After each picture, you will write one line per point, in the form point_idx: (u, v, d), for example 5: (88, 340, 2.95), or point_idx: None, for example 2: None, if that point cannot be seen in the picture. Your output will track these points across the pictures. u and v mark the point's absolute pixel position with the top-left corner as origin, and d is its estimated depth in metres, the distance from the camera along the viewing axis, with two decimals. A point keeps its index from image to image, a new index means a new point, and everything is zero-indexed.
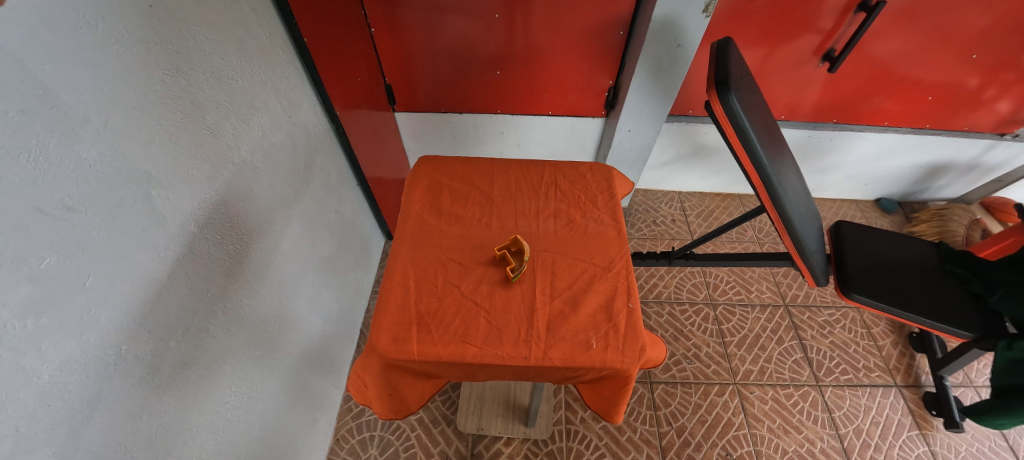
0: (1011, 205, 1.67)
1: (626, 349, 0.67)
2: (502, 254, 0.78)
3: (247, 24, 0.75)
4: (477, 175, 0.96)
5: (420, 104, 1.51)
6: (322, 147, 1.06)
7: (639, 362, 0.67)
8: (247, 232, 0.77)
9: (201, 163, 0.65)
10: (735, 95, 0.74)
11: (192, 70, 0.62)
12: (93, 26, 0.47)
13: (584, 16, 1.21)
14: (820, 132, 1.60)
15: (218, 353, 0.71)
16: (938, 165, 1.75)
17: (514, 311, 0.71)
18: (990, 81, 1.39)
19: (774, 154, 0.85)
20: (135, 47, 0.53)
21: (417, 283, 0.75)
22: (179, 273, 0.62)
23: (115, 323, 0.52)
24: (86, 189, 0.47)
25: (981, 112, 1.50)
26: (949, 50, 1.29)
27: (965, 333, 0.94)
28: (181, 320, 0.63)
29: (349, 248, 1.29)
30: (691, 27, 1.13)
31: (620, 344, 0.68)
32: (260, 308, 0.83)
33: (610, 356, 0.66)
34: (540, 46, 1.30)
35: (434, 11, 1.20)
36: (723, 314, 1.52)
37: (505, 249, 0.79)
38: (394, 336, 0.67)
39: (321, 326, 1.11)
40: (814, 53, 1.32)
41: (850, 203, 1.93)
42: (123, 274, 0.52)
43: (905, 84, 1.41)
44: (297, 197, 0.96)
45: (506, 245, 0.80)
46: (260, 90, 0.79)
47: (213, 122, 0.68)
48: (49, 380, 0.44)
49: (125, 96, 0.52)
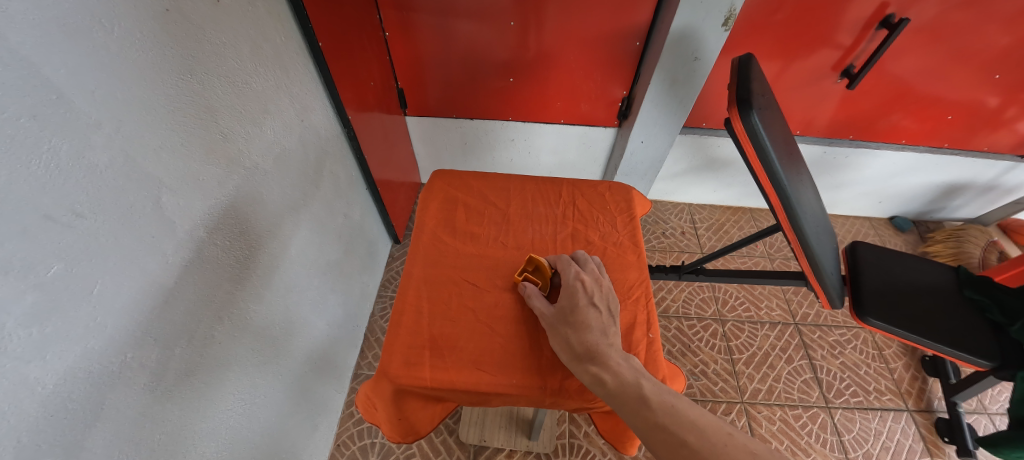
0: None
1: None
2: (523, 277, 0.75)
3: (263, 27, 0.74)
4: (493, 191, 0.95)
5: (432, 109, 1.51)
6: (332, 151, 1.05)
7: None
8: (256, 238, 0.76)
9: (211, 168, 0.64)
10: (757, 113, 0.72)
11: (207, 74, 0.62)
12: (109, 30, 0.46)
13: (601, 24, 1.19)
14: (836, 149, 1.57)
15: (222, 359, 0.70)
16: (955, 184, 1.71)
17: (529, 337, 0.70)
18: (1011, 101, 1.36)
19: (794, 175, 0.83)
20: (150, 50, 0.52)
21: (430, 304, 0.74)
22: (187, 279, 0.61)
23: (122, 331, 0.51)
24: (95, 195, 0.47)
25: (1001, 132, 1.47)
26: (972, 69, 1.27)
27: (983, 362, 0.91)
28: (187, 327, 0.62)
29: (357, 251, 1.28)
30: (709, 40, 1.11)
31: None
32: (266, 313, 0.82)
33: None
34: (554, 54, 1.29)
35: (449, 15, 1.19)
36: (731, 330, 1.50)
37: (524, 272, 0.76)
38: (405, 361, 0.66)
39: (325, 331, 1.10)
40: (833, 69, 1.30)
41: (864, 221, 1.90)
42: (130, 281, 0.52)
43: (924, 102, 1.39)
44: (306, 201, 0.95)
45: (523, 268, 0.77)
46: (273, 94, 0.79)
47: (226, 126, 0.67)
48: (52, 390, 0.44)
49: (140, 100, 0.51)
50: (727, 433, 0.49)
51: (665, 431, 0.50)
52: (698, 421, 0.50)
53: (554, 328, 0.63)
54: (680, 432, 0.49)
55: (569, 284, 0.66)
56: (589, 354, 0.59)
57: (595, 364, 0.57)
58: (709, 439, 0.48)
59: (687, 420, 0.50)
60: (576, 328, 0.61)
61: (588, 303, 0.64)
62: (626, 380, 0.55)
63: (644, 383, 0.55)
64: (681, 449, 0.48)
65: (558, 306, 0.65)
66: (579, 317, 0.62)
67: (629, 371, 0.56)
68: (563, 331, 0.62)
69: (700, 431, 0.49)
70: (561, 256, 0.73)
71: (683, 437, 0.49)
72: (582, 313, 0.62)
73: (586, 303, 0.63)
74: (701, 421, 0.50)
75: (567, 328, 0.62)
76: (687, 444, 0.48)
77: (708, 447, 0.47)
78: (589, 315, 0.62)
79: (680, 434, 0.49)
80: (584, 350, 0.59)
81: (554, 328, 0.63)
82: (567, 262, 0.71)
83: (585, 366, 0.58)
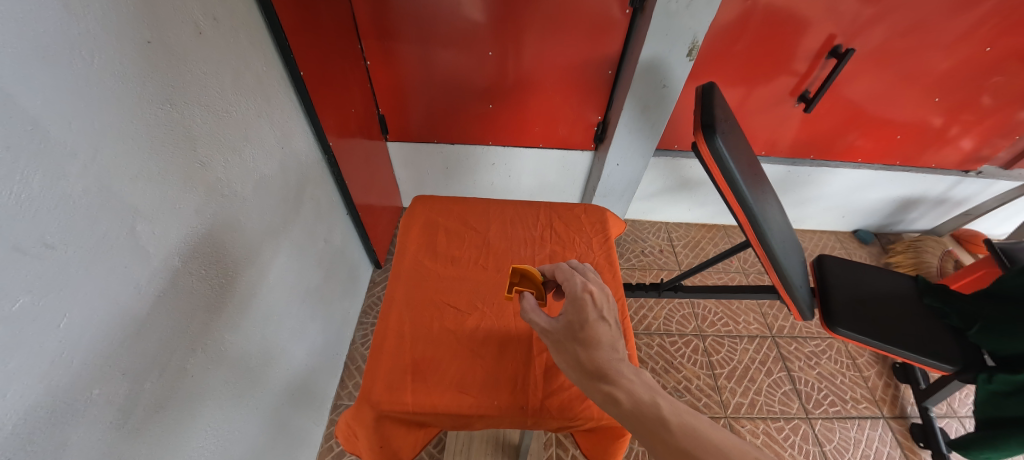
0: (980, 237, 1.75)
1: None
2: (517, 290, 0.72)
3: (245, 57, 0.75)
4: (474, 215, 0.96)
5: (413, 134, 1.53)
6: (313, 176, 1.05)
7: None
8: (233, 265, 0.75)
9: (188, 196, 0.63)
10: (721, 138, 0.77)
11: (187, 103, 0.62)
12: (89, 61, 0.47)
13: (575, 53, 1.26)
14: (799, 167, 1.66)
15: (196, 393, 0.67)
16: (910, 198, 1.82)
17: (511, 358, 0.71)
18: (952, 121, 1.48)
19: (758, 193, 0.88)
20: (131, 80, 0.53)
21: (412, 328, 0.74)
22: (160, 309, 0.60)
23: (89, 365, 0.49)
24: (68, 225, 0.46)
25: (947, 149, 1.59)
26: (914, 92, 1.38)
27: (948, 367, 0.96)
28: (159, 360, 0.60)
29: (337, 277, 1.27)
30: (675, 69, 1.19)
31: None
32: (242, 343, 0.80)
33: None
34: (531, 81, 1.34)
35: (429, 46, 1.24)
36: (712, 345, 1.52)
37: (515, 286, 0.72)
38: (389, 385, 0.66)
39: (305, 360, 1.07)
40: (791, 94, 1.39)
41: (830, 234, 1.99)
42: (99, 313, 0.50)
43: (875, 123, 1.50)
44: (286, 227, 0.94)
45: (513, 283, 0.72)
46: (254, 122, 0.79)
47: (205, 155, 0.67)
48: (12, 430, 0.42)
49: (117, 129, 0.51)
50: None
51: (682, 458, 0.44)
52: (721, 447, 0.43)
53: (561, 345, 0.59)
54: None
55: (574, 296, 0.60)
56: (599, 375, 0.54)
57: (606, 382, 0.53)
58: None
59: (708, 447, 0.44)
60: (584, 345, 0.57)
61: (598, 316, 0.58)
62: (642, 399, 0.51)
63: (661, 402, 0.50)
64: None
65: (564, 320, 0.59)
66: (587, 333, 0.57)
67: (643, 389, 0.52)
68: (571, 347, 0.58)
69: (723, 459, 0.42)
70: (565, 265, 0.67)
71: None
72: (591, 328, 0.57)
73: (594, 316, 0.58)
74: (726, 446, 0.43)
75: (575, 344, 0.58)
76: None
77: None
78: (598, 331, 0.57)
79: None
80: (594, 368, 0.55)
81: (561, 344, 0.59)
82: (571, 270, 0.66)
83: (595, 385, 0.54)
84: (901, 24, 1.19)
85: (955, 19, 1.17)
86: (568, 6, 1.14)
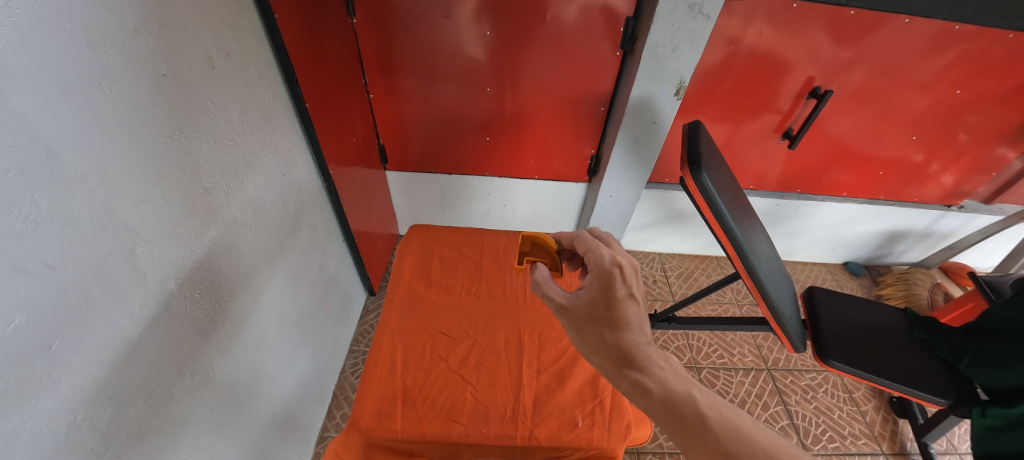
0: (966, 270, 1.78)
1: (612, 427, 0.68)
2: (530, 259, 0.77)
3: (253, 90, 0.79)
4: (468, 243, 0.98)
5: (412, 164, 1.57)
6: (312, 203, 1.07)
7: (624, 440, 0.67)
8: (227, 290, 0.76)
9: (188, 221, 0.65)
10: (707, 173, 0.80)
11: (195, 132, 0.65)
12: (106, 92, 0.50)
13: (569, 90, 1.32)
14: (787, 201, 1.71)
15: (180, 421, 0.66)
16: (897, 232, 1.86)
17: (502, 386, 0.72)
18: (932, 157, 1.54)
19: (745, 225, 0.90)
20: (144, 110, 0.55)
21: (404, 355, 0.75)
22: (152, 333, 0.60)
23: (75, 389, 0.49)
24: (70, 248, 0.47)
25: (929, 184, 1.65)
26: (893, 130, 1.45)
27: (941, 400, 0.95)
28: (146, 385, 0.59)
29: (331, 303, 1.26)
30: (665, 107, 1.25)
31: (606, 422, 0.68)
32: (231, 370, 0.79)
33: (595, 435, 0.67)
34: (527, 115, 1.40)
35: (430, 81, 1.30)
36: (707, 378, 1.50)
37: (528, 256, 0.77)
38: (378, 411, 0.66)
39: (293, 388, 1.04)
40: (775, 131, 1.46)
41: (821, 266, 2.01)
42: (91, 335, 0.50)
43: (858, 158, 1.56)
44: (282, 252, 0.95)
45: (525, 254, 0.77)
46: (258, 150, 0.82)
47: (208, 181, 0.69)
48: None
49: (126, 156, 0.53)
50: (785, 446, 0.46)
51: (711, 441, 0.48)
52: (751, 432, 0.48)
53: (585, 321, 0.61)
54: (730, 443, 0.47)
55: (602, 272, 0.61)
56: (625, 358, 0.58)
57: (636, 370, 0.57)
58: (763, 450, 0.46)
59: (739, 432, 0.48)
60: (612, 325, 0.60)
61: (626, 293, 0.61)
62: (673, 388, 0.55)
63: (693, 391, 0.54)
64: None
65: (591, 297, 0.61)
66: (615, 313, 0.60)
67: (674, 378, 0.56)
68: (598, 327, 0.60)
69: (754, 442, 0.47)
70: (587, 237, 0.69)
71: (733, 448, 0.47)
72: (621, 306, 0.60)
73: (622, 293, 0.60)
74: (755, 432, 0.48)
75: (602, 324, 0.60)
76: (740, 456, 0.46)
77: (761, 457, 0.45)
78: (625, 309, 0.60)
79: (729, 445, 0.47)
80: (623, 355, 0.58)
81: (587, 323, 0.61)
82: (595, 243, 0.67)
83: (625, 372, 0.57)
84: (876, 67, 1.26)
85: (925, 64, 1.25)
86: (562, 47, 1.21)
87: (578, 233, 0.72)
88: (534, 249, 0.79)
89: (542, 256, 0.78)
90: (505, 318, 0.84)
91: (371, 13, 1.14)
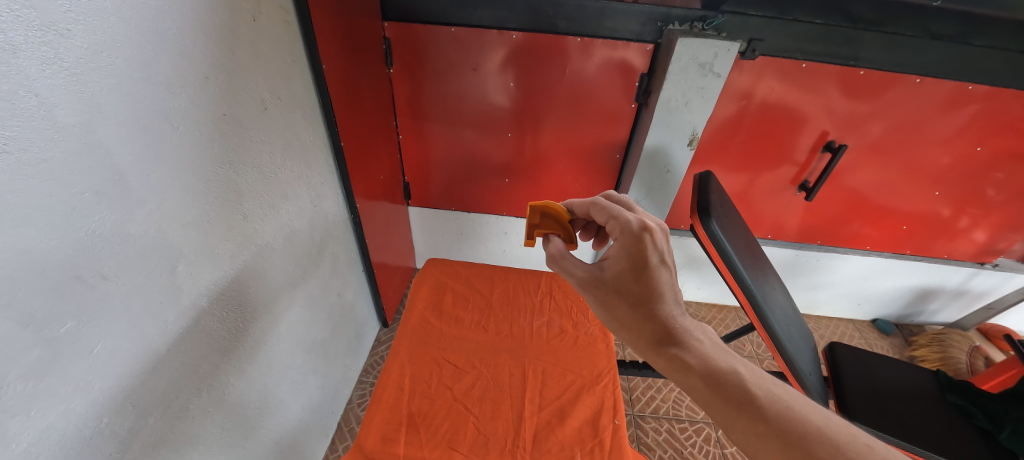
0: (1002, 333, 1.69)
1: None
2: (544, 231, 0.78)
3: (297, 129, 0.88)
4: (480, 278, 1.00)
5: (433, 201, 1.64)
6: (336, 234, 1.13)
7: None
8: (251, 311, 0.80)
9: (226, 243, 0.71)
10: (717, 221, 0.83)
11: (242, 164, 0.72)
12: (175, 128, 0.57)
13: (586, 138, 1.39)
14: (807, 252, 1.67)
15: (190, 438, 0.68)
16: (927, 289, 1.78)
17: (503, 419, 0.73)
18: (960, 213, 1.51)
19: (757, 274, 0.90)
20: (202, 143, 0.63)
21: (412, 382, 0.76)
22: (179, 348, 0.63)
23: (105, 394, 0.53)
24: (124, 262, 0.52)
25: (960, 240, 1.60)
26: (914, 185, 1.44)
27: None
28: (166, 397, 0.62)
29: (343, 333, 1.28)
30: (678, 156, 1.31)
31: None
32: (244, 391, 0.81)
33: None
34: (545, 159, 1.46)
35: (456, 126, 1.40)
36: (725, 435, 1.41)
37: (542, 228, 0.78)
38: (383, 435, 0.68)
39: (299, 415, 1.04)
40: (791, 183, 1.47)
41: (847, 322, 1.92)
42: (127, 344, 0.54)
43: (880, 212, 1.54)
44: (304, 278, 1.00)
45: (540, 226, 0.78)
46: (294, 182, 0.90)
47: (248, 208, 0.75)
48: (24, 448, 0.45)
49: (182, 183, 0.60)
50: (839, 423, 0.45)
51: (762, 419, 0.46)
52: (802, 410, 0.46)
53: (615, 294, 0.61)
54: (781, 421, 0.45)
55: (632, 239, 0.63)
56: (661, 333, 0.57)
57: (674, 346, 0.55)
58: (818, 428, 0.44)
59: (789, 410, 0.46)
60: (645, 298, 0.59)
61: (658, 261, 0.61)
62: (715, 363, 0.52)
63: (738, 367, 0.52)
64: (785, 440, 0.44)
65: (621, 268, 0.62)
66: (648, 284, 0.60)
67: (715, 354, 0.54)
68: (630, 299, 0.60)
69: (807, 422, 0.45)
70: (608, 203, 0.69)
71: (786, 427, 0.45)
72: (653, 275, 0.60)
73: (654, 260, 0.61)
74: (806, 410, 0.46)
75: (633, 295, 0.60)
76: (794, 435, 0.44)
77: (817, 437, 0.43)
78: (657, 279, 0.60)
79: (781, 423, 0.45)
80: (660, 331, 0.57)
81: (618, 296, 0.61)
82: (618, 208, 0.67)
83: (662, 349, 0.56)
84: (891, 124, 1.29)
85: (941, 121, 1.26)
86: (580, 98, 1.29)
87: (595, 199, 0.72)
88: (543, 220, 0.78)
89: (553, 226, 0.78)
90: (511, 352, 0.85)
91: (406, 65, 1.26)
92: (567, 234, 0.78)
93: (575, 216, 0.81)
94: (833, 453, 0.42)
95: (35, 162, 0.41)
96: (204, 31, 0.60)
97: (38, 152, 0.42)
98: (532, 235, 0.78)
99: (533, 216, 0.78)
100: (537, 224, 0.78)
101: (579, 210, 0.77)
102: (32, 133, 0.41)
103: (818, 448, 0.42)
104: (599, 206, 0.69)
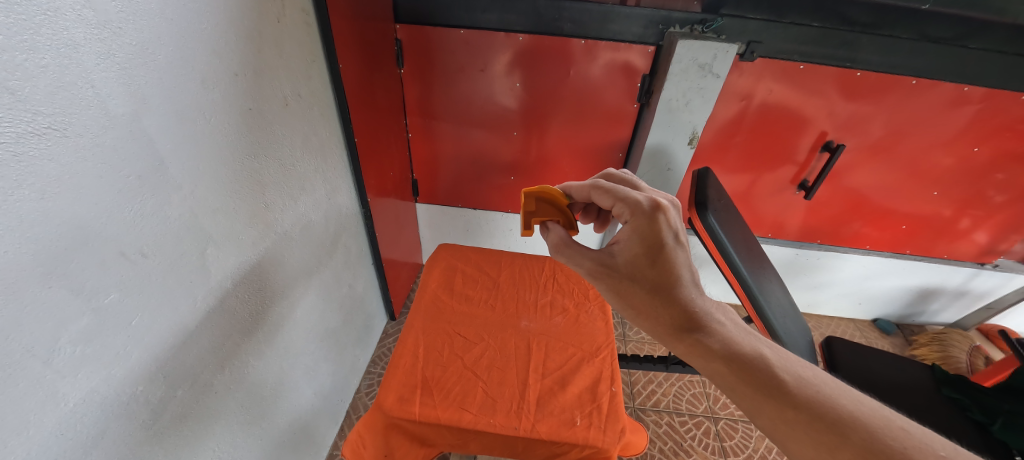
0: (996, 329, 1.72)
1: (608, 429, 0.71)
2: (542, 221, 0.81)
3: (315, 125, 0.93)
4: (488, 263, 1.04)
5: (440, 198, 1.69)
6: (349, 227, 1.18)
7: (619, 443, 0.70)
8: (271, 295, 0.85)
9: (250, 230, 0.75)
10: (713, 214, 0.88)
11: (266, 156, 0.77)
12: (208, 120, 0.62)
13: (590, 138, 1.43)
14: (807, 251, 1.69)
15: (214, 411, 0.72)
16: (928, 289, 1.79)
17: (509, 385, 0.77)
18: (961, 214, 1.53)
19: (754, 265, 0.94)
20: (232, 135, 0.68)
21: (426, 352, 0.81)
22: (206, 325, 0.68)
23: (142, 364, 0.57)
24: (160, 242, 0.57)
25: (961, 241, 1.61)
26: (914, 185, 1.46)
27: None
28: (194, 370, 0.66)
29: (354, 324, 1.32)
30: (678, 154, 1.35)
31: (603, 424, 0.71)
32: (262, 371, 0.85)
33: (592, 435, 0.70)
34: (550, 158, 1.51)
35: (464, 126, 1.45)
36: (725, 429, 1.42)
37: (541, 219, 0.82)
38: (399, 396, 0.73)
39: (311, 400, 1.09)
40: (791, 182, 1.50)
41: (848, 322, 1.93)
42: (161, 319, 0.59)
43: (880, 213, 1.56)
44: (319, 267, 1.04)
45: (540, 218, 0.82)
46: (311, 175, 0.94)
47: (270, 198, 0.80)
48: (72, 408, 0.49)
49: (213, 171, 0.64)
50: (870, 407, 0.46)
51: (791, 405, 0.47)
52: (832, 395, 0.47)
53: (629, 281, 0.65)
54: (811, 406, 0.46)
55: (644, 222, 0.67)
56: (682, 319, 0.59)
57: (697, 332, 0.57)
58: (849, 413, 0.45)
59: (818, 394, 0.47)
60: (663, 281, 0.63)
61: (674, 243, 0.65)
62: (741, 347, 0.54)
63: (764, 350, 0.53)
64: (816, 426, 0.45)
65: (633, 253, 0.66)
66: (665, 266, 0.64)
67: (739, 338, 0.56)
68: (646, 283, 0.63)
69: (837, 406, 0.46)
70: (611, 186, 0.73)
71: (816, 411, 0.46)
72: (670, 256, 0.64)
73: (669, 241, 0.65)
74: (836, 394, 0.47)
75: (650, 279, 0.63)
76: (824, 420, 0.45)
77: (849, 421, 0.44)
78: (674, 261, 0.64)
79: (811, 408, 0.46)
80: (681, 319, 0.59)
81: (634, 280, 0.64)
82: (623, 190, 0.71)
83: (685, 335, 0.58)
84: (889, 125, 1.31)
85: (939, 122, 1.29)
86: (585, 99, 1.33)
87: (596, 182, 0.76)
88: (540, 207, 0.82)
89: (549, 212, 0.82)
90: (516, 328, 0.89)
91: (417, 67, 1.32)
92: (566, 218, 0.82)
93: (573, 200, 0.85)
94: (866, 437, 0.43)
95: (89, 146, 0.46)
96: (235, 32, 0.65)
97: (93, 137, 0.46)
98: (530, 222, 0.82)
99: (528, 202, 0.82)
100: (535, 211, 0.82)
101: (578, 193, 0.82)
102: (88, 120, 0.45)
103: (851, 431, 0.43)
104: (603, 189, 0.73)
